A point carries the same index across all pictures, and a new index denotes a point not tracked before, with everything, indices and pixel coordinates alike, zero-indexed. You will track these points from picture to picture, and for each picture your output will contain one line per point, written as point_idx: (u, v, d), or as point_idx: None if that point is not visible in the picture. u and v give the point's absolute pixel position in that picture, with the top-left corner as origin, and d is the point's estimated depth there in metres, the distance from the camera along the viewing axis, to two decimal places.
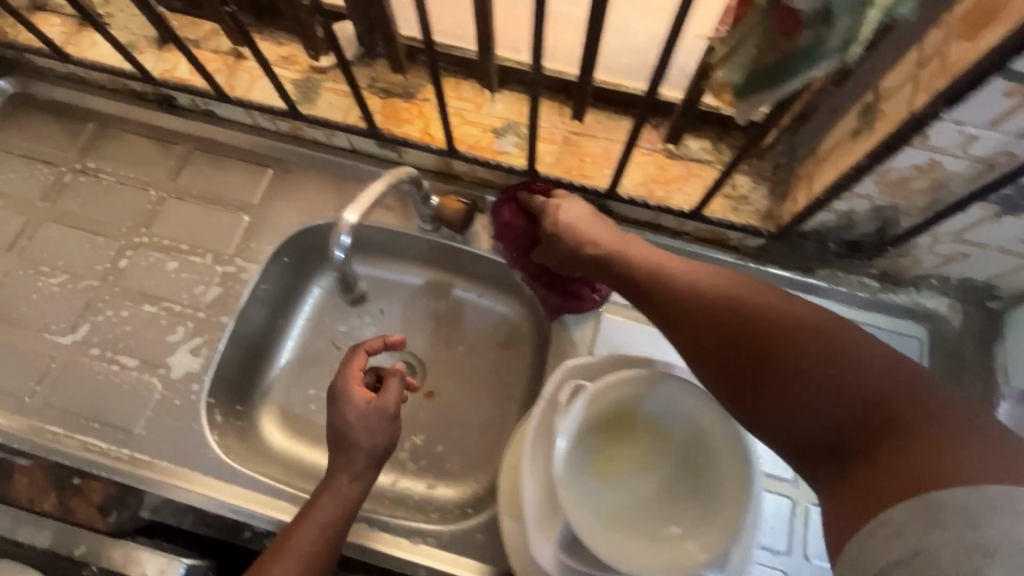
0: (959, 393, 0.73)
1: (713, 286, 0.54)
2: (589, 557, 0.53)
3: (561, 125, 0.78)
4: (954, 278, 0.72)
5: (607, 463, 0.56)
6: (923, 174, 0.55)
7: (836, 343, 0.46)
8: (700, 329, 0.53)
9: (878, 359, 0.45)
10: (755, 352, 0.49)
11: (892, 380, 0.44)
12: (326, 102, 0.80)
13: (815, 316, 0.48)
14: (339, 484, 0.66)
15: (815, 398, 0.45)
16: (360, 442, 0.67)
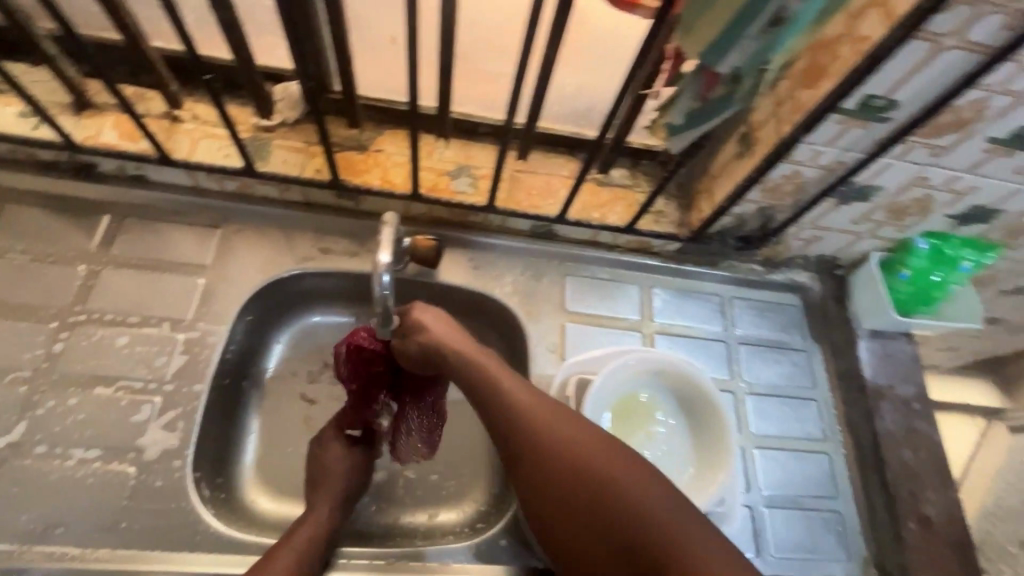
0: (833, 340, 0.95)
1: (554, 438, 0.62)
2: None
3: (505, 165, 0.89)
4: (812, 255, 0.96)
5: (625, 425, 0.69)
6: (789, 181, 0.76)
7: (673, 542, 0.55)
8: (545, 479, 0.61)
9: (642, 487, 0.58)
10: (585, 496, 0.59)
11: (643, 489, 0.58)
12: (278, 158, 0.82)
13: (617, 453, 0.61)
14: (314, 517, 0.70)
15: (619, 530, 0.57)
16: (342, 479, 0.75)
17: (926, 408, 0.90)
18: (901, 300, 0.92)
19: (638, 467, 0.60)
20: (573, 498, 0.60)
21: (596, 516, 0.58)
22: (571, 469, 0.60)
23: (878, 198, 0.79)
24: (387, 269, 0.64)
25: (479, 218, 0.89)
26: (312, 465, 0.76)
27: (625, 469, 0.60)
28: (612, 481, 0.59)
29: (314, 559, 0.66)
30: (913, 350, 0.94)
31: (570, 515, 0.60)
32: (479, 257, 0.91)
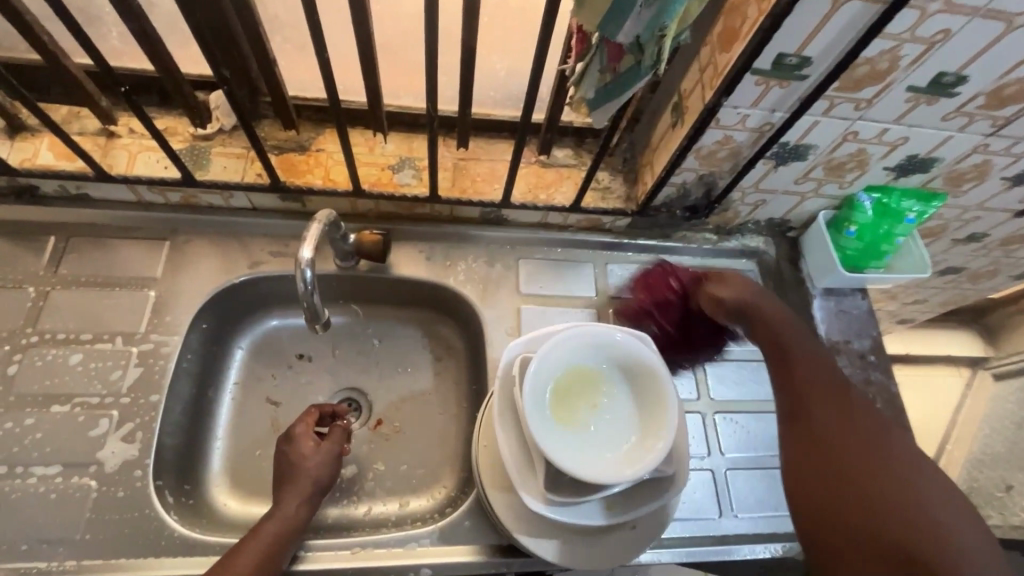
0: (789, 301, 0.96)
1: (828, 419, 0.64)
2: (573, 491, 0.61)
3: (448, 154, 0.89)
4: (762, 220, 0.97)
5: (567, 410, 0.63)
6: (723, 146, 0.76)
7: (918, 498, 0.56)
8: (833, 471, 0.60)
9: (953, 511, 0.55)
10: (861, 501, 0.57)
11: (933, 515, 0.54)
12: (218, 165, 0.82)
13: (922, 473, 0.58)
14: (283, 513, 0.69)
15: (882, 516, 0.55)
16: (310, 474, 0.73)
17: (883, 360, 0.91)
18: (848, 257, 0.92)
19: (881, 432, 0.62)
20: (857, 471, 0.59)
21: (854, 474, 0.59)
22: (820, 431, 0.64)
23: (813, 157, 0.79)
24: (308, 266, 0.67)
25: (427, 209, 0.89)
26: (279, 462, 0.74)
27: (927, 481, 0.57)
28: (830, 438, 0.63)
29: (277, 557, 0.66)
30: (868, 304, 0.95)
31: (859, 471, 0.59)
32: (431, 248, 0.91)
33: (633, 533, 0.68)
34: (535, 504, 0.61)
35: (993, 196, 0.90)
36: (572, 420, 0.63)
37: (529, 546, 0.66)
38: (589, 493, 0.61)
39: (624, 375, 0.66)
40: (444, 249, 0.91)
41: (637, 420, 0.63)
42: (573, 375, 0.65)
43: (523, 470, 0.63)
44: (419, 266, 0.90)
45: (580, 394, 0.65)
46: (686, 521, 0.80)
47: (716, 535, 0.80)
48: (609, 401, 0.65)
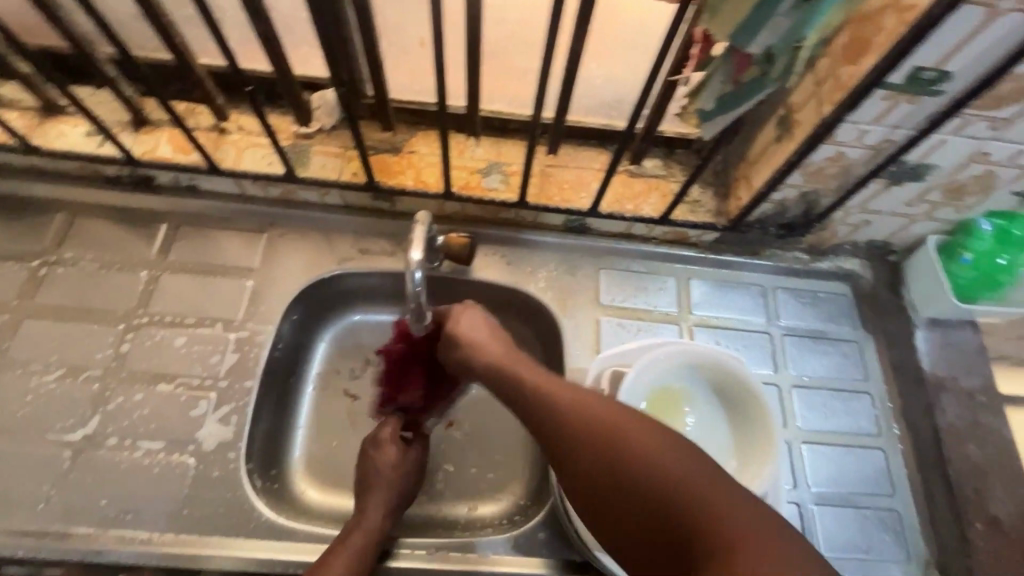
0: (887, 330, 0.90)
1: (594, 418, 0.57)
2: None
3: (537, 160, 0.89)
4: (861, 241, 0.92)
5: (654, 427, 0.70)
6: (833, 163, 0.72)
7: (685, 472, 0.51)
8: (587, 471, 0.55)
9: (675, 455, 0.52)
10: (613, 480, 0.53)
11: (688, 467, 0.51)
12: (317, 163, 0.85)
13: (659, 432, 0.55)
14: (371, 521, 0.70)
15: (666, 512, 0.50)
16: (393, 481, 0.74)
17: (993, 402, 0.83)
18: (960, 286, 0.86)
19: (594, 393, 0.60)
20: (600, 477, 0.54)
21: (630, 510, 0.52)
22: (563, 425, 0.58)
23: (932, 178, 0.74)
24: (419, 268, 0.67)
25: (512, 215, 0.89)
26: (366, 465, 0.75)
27: (672, 453, 0.53)
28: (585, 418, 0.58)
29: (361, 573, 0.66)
30: (979, 339, 0.88)
31: (615, 459, 0.54)
32: (510, 252, 0.91)
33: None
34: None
35: None
36: None
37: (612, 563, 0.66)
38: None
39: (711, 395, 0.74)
40: (524, 254, 0.91)
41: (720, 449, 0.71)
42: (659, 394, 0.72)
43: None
44: (500, 269, 0.90)
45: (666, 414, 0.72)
46: None
47: None
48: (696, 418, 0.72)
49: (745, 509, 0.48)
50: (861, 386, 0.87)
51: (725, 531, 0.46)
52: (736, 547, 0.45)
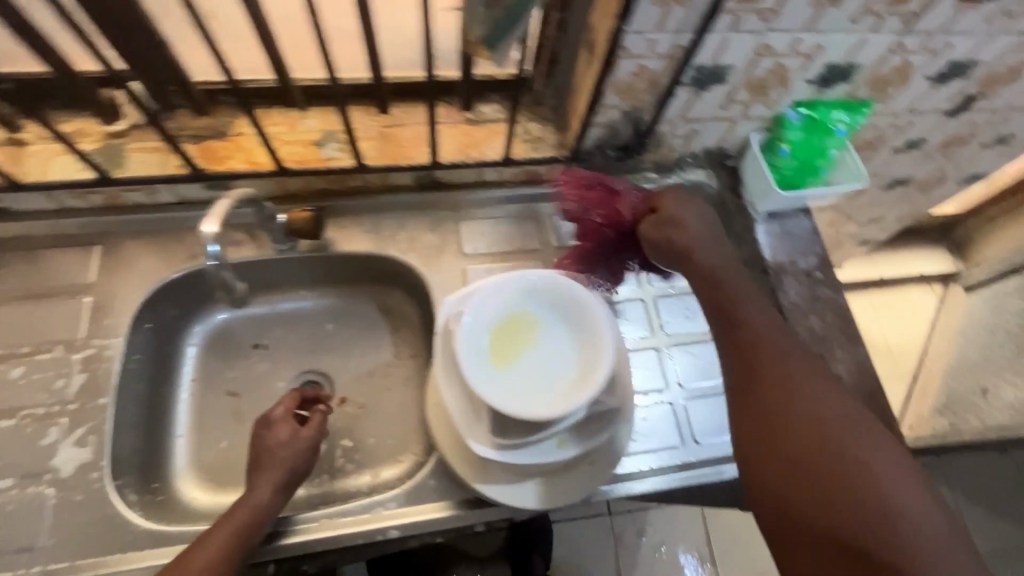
0: (734, 231, 0.97)
1: (763, 331, 0.62)
2: (518, 433, 0.64)
3: (373, 123, 0.88)
4: (699, 152, 0.97)
5: (506, 354, 0.65)
6: (639, 77, 0.75)
7: (819, 388, 0.57)
8: (748, 407, 0.58)
9: (817, 382, 0.57)
10: (771, 428, 0.56)
11: (816, 421, 0.54)
12: (136, 161, 0.80)
13: (821, 376, 0.58)
14: (256, 496, 0.68)
15: (793, 434, 0.54)
16: (279, 459, 0.72)
17: (829, 276, 0.91)
18: (785, 177, 0.92)
19: (770, 315, 0.63)
20: (777, 406, 0.56)
21: (790, 441, 0.54)
22: (762, 344, 0.61)
23: (732, 78, 0.79)
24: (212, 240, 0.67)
25: (358, 180, 0.88)
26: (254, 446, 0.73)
27: (803, 375, 0.58)
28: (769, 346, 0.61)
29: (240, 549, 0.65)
30: (811, 222, 0.96)
31: (785, 409, 0.56)
32: (367, 220, 0.91)
33: (592, 470, 0.70)
34: (482, 449, 0.64)
35: (923, 98, 0.90)
36: (510, 363, 0.64)
37: (492, 494, 0.68)
38: (538, 431, 0.64)
39: (563, 313, 0.68)
40: (382, 220, 0.91)
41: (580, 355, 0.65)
42: (507, 319, 0.67)
43: (469, 422, 0.66)
44: (359, 239, 0.90)
45: (518, 338, 0.66)
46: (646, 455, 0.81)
47: (681, 465, 0.82)
48: (551, 341, 0.66)
49: (875, 437, 0.52)
50: None
51: (833, 446, 0.52)
52: (867, 477, 0.49)
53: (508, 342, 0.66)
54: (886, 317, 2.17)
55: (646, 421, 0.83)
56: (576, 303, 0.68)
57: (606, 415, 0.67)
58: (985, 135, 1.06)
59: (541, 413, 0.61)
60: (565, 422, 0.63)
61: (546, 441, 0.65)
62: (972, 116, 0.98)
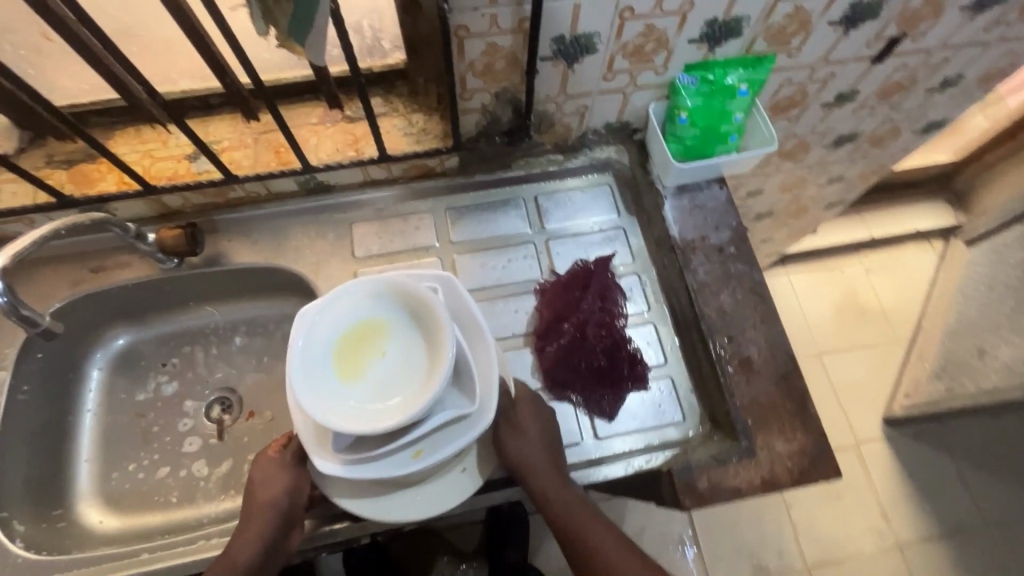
0: (643, 210, 0.91)
1: (613, 559, 0.68)
2: (366, 447, 0.61)
3: (247, 131, 0.85)
4: (600, 128, 0.91)
5: (347, 368, 0.61)
6: (494, 56, 0.70)
7: (631, 561, 0.69)
8: None
9: (622, 554, 0.69)
10: None
11: (610, 557, 0.68)
12: (7, 192, 0.80)
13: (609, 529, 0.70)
14: (249, 533, 0.67)
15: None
16: (262, 496, 0.68)
17: (742, 250, 0.85)
18: (687, 148, 0.86)
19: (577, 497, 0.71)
20: None
21: None
22: None
23: (602, 46, 0.73)
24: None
25: (239, 190, 0.86)
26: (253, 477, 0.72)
27: (621, 558, 0.69)
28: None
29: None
30: (725, 193, 0.89)
31: None
32: (255, 230, 0.89)
33: (463, 477, 0.69)
34: (328, 466, 0.61)
35: (834, 46, 0.82)
36: (352, 377, 0.61)
37: (354, 510, 0.66)
38: (387, 443, 0.61)
39: (413, 320, 0.64)
40: (270, 229, 0.89)
41: (426, 362, 0.62)
42: (350, 330, 0.63)
43: (320, 439, 0.63)
44: (248, 250, 0.88)
45: (363, 349, 0.63)
46: None
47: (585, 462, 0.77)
48: (399, 351, 0.63)
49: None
50: (630, 268, 0.88)
51: None
52: None
53: (352, 353, 0.63)
54: (881, 280, 2.05)
55: None
56: (424, 309, 0.63)
57: (464, 422, 0.63)
58: (928, 78, 0.96)
59: (377, 429, 0.58)
60: (412, 434, 0.60)
61: (399, 452, 0.62)
62: (903, 60, 0.89)
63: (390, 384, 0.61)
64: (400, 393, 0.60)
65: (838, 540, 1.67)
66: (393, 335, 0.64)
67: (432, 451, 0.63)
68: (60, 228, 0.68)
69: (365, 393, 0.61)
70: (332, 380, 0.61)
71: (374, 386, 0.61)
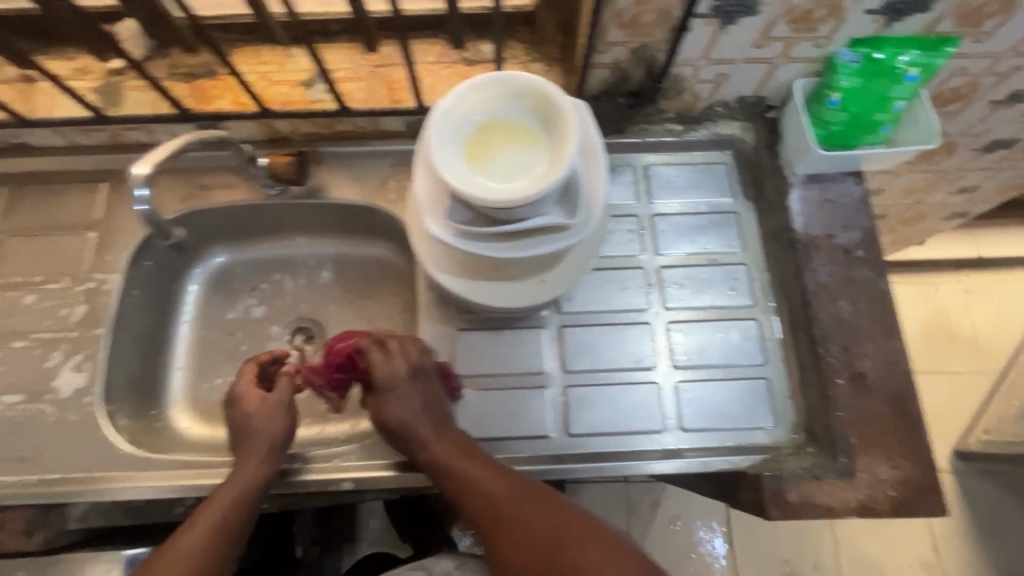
0: (764, 197, 0.84)
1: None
2: (475, 228, 0.67)
3: (364, 63, 0.83)
4: (731, 100, 0.83)
5: (478, 151, 0.66)
6: (647, 7, 0.64)
7: None
8: None
9: None
10: None
11: None
12: (132, 100, 0.81)
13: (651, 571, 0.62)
14: (245, 472, 0.68)
15: None
16: (258, 428, 0.71)
17: (872, 254, 0.77)
18: (831, 133, 0.78)
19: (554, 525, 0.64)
20: None
21: None
22: None
23: (767, 7, 0.65)
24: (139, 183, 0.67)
25: (348, 124, 0.84)
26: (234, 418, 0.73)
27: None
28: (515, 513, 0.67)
29: (232, 528, 0.66)
30: (862, 190, 0.81)
31: None
32: (356, 167, 0.88)
33: (540, 287, 0.74)
34: (440, 231, 0.68)
35: None
36: (477, 156, 0.66)
37: (446, 282, 0.74)
38: (494, 225, 0.67)
39: (543, 125, 0.66)
40: (372, 167, 0.87)
41: (547, 160, 0.65)
42: (487, 119, 0.67)
43: (433, 203, 0.69)
44: (348, 187, 0.87)
45: (495, 139, 0.66)
46: (622, 435, 0.76)
47: (664, 450, 0.76)
48: (525, 147, 0.66)
49: None
50: (738, 257, 0.83)
51: None
52: None
53: (485, 140, 0.66)
54: (980, 304, 1.87)
55: (630, 399, 0.77)
56: (556, 118, 0.65)
57: (564, 232, 0.69)
58: None
59: (493, 202, 0.63)
60: (516, 221, 0.66)
61: (499, 238, 0.69)
62: None
63: (516, 172, 0.65)
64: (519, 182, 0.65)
65: (881, 565, 1.60)
66: (525, 134, 0.66)
67: (528, 247, 0.69)
68: (196, 139, 0.72)
69: (488, 176, 0.65)
70: (460, 155, 0.65)
71: (498, 174, 0.65)
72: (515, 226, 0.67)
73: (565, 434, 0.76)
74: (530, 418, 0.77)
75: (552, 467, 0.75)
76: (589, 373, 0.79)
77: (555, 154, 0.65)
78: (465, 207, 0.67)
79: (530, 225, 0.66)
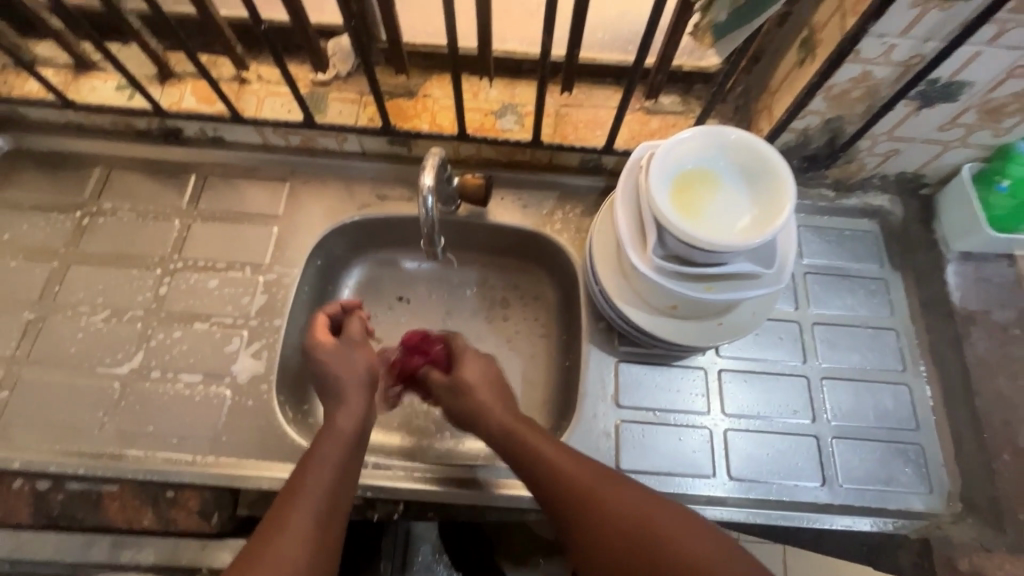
0: (915, 267, 0.88)
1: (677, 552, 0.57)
2: (677, 266, 0.70)
3: (552, 101, 0.88)
4: (890, 174, 0.88)
5: (690, 195, 0.70)
6: (859, 84, 0.70)
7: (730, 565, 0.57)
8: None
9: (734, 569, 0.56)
10: None
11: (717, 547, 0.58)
12: (335, 110, 0.86)
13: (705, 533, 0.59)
14: (339, 429, 0.67)
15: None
16: (343, 377, 0.71)
17: None
18: (996, 216, 0.82)
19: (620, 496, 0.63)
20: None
21: None
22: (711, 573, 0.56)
23: (967, 98, 0.70)
24: (430, 192, 0.69)
25: (527, 155, 0.89)
26: (315, 366, 0.73)
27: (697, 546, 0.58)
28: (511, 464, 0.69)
29: (339, 495, 0.62)
30: (1015, 272, 0.85)
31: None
32: (524, 194, 0.92)
33: (718, 330, 0.76)
34: (642, 266, 0.71)
35: None
36: (689, 199, 0.70)
37: (628, 315, 0.77)
38: (696, 265, 0.70)
39: (750, 179, 0.71)
40: (539, 196, 0.92)
41: (757, 210, 0.69)
42: (697, 168, 0.71)
43: (635, 239, 0.72)
44: (515, 212, 0.91)
45: (704, 187, 0.71)
46: (780, 484, 0.77)
47: (822, 504, 0.76)
48: (733, 196, 0.70)
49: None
50: (889, 322, 0.85)
51: None
52: None
53: (695, 187, 0.71)
54: None
55: (786, 450, 0.78)
56: (767, 174, 0.70)
57: (758, 280, 0.71)
58: None
59: (714, 243, 0.65)
60: (721, 264, 0.69)
61: (696, 279, 0.71)
62: None
63: (726, 218, 0.69)
64: (730, 228, 0.68)
65: None
66: (733, 185, 0.71)
67: (722, 290, 0.71)
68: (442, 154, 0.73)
69: (699, 218, 0.69)
70: (673, 197, 0.70)
71: (709, 217, 0.69)
72: (717, 270, 0.70)
73: (723, 477, 0.77)
74: (689, 456, 0.78)
75: (714, 509, 0.75)
76: (745, 418, 0.80)
77: (764, 206, 0.69)
78: (669, 245, 0.70)
79: (733, 269, 0.69)
